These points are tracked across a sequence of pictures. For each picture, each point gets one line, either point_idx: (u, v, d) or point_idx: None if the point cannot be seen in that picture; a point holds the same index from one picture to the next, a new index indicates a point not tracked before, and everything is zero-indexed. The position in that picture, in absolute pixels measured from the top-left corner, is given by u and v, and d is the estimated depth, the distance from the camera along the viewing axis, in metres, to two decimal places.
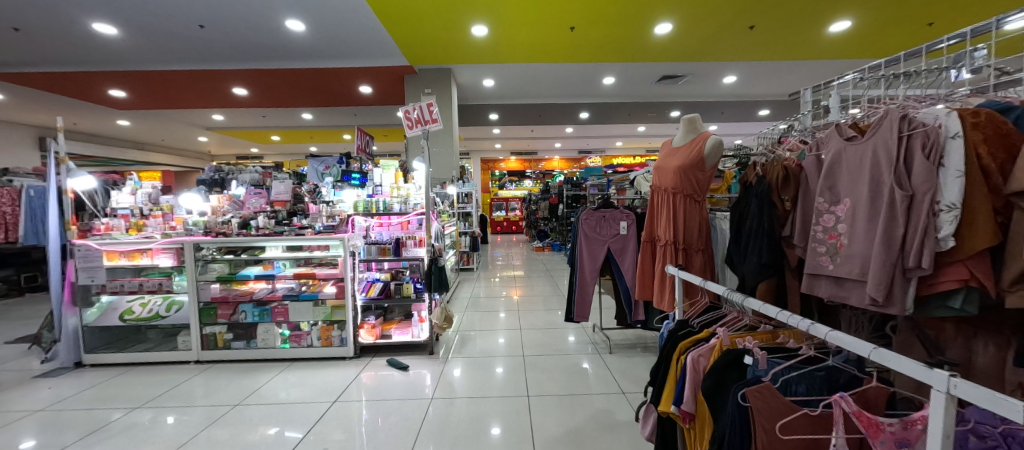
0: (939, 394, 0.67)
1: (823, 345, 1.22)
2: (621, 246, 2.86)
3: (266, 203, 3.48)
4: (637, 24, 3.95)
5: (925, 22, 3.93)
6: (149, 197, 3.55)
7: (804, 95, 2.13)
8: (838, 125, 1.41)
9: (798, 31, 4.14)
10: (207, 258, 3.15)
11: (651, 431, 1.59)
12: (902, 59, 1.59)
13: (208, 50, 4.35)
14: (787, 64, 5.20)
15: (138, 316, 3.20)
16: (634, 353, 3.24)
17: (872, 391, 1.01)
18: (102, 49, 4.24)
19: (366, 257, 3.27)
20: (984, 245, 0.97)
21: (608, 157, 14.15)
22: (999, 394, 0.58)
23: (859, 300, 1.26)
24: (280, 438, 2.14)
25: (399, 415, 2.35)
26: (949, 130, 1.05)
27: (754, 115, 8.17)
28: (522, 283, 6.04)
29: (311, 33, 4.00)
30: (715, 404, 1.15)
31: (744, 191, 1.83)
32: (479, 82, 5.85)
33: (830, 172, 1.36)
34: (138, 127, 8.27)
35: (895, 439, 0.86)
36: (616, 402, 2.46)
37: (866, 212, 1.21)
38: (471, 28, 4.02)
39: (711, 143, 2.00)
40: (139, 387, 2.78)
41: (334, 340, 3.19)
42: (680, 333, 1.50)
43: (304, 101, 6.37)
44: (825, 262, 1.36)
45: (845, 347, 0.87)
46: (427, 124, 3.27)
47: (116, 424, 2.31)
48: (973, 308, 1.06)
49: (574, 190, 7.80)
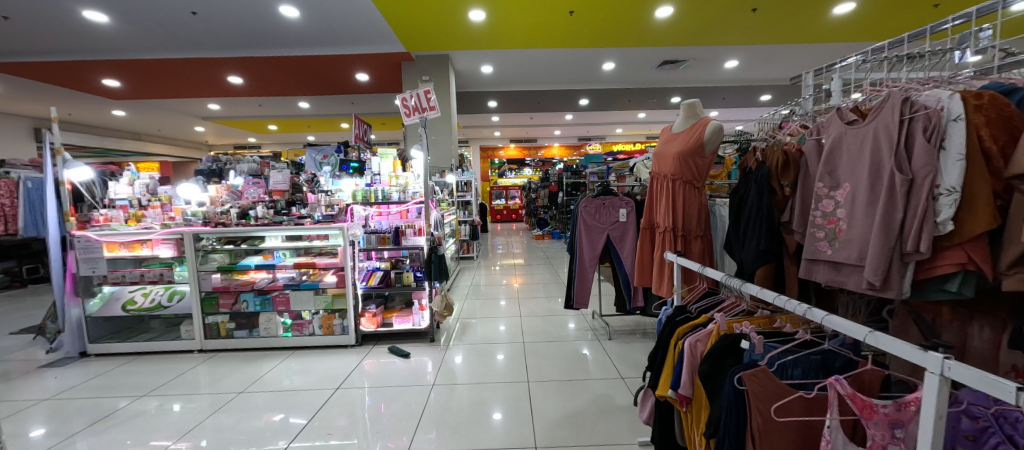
0: (933, 376, 0.68)
1: (819, 329, 1.23)
2: (620, 233, 2.86)
3: (264, 193, 3.43)
4: (638, 7, 3.85)
5: (931, 4, 3.84)
6: (147, 188, 3.50)
7: (805, 79, 2.06)
8: (839, 109, 1.39)
9: (801, 13, 4.06)
10: (207, 249, 3.16)
11: (649, 414, 1.62)
12: (906, 41, 1.53)
13: (200, 37, 4.27)
14: (791, 47, 5.09)
15: (140, 306, 3.21)
16: (634, 339, 3.27)
17: (866, 373, 1.03)
18: (93, 38, 4.17)
19: (365, 246, 3.23)
20: (984, 228, 0.97)
21: (608, 144, 14.02)
22: (993, 376, 0.60)
23: (856, 285, 1.26)
24: (284, 425, 2.18)
25: (402, 402, 2.38)
26: (951, 113, 1.03)
27: (756, 100, 8.07)
28: (522, 271, 6.06)
29: (306, 19, 3.92)
30: (711, 388, 1.17)
31: (743, 177, 1.80)
32: (478, 69, 5.77)
33: (830, 157, 1.34)
34: (133, 117, 8.16)
35: (889, 420, 0.88)
36: (615, 387, 2.50)
37: (866, 196, 1.20)
38: (467, 14, 3.96)
39: (711, 128, 1.98)
40: (145, 376, 2.81)
41: (336, 329, 3.22)
42: (678, 318, 1.51)
43: (300, 89, 6.27)
44: (824, 247, 1.35)
45: (841, 331, 0.89)
46: (425, 112, 3.21)
47: (123, 412, 2.35)
48: (970, 291, 1.06)
49: (574, 177, 7.77)
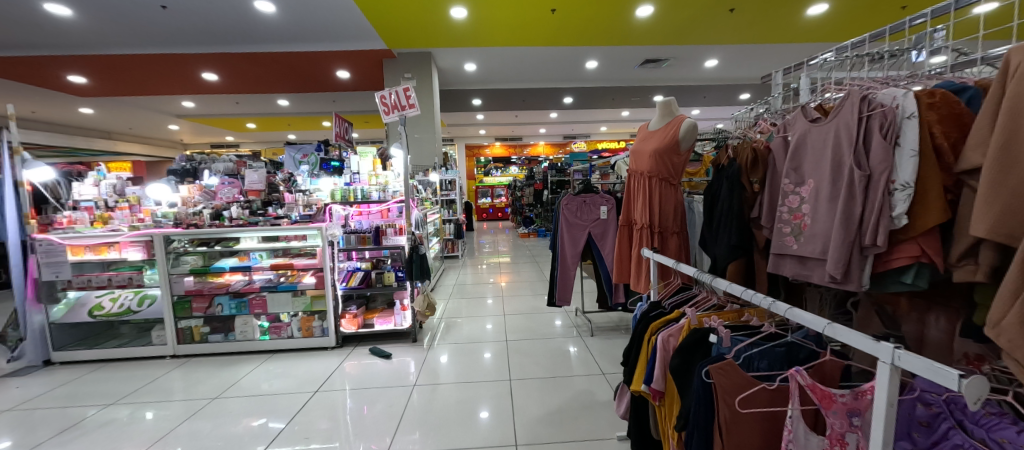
0: (885, 365, 0.70)
1: (783, 322, 1.27)
2: (601, 231, 2.88)
3: (239, 193, 3.34)
4: (619, 5, 3.87)
5: (899, 6, 4.01)
6: (114, 189, 3.37)
7: (775, 77, 2.09)
8: (804, 107, 1.42)
9: (776, 14, 4.18)
10: (179, 251, 3.05)
11: (625, 409, 1.64)
12: (866, 41, 1.57)
13: (172, 32, 4.13)
14: (769, 47, 5.21)
15: (109, 311, 3.10)
16: (615, 334, 3.31)
17: (828, 364, 1.06)
18: (57, 32, 3.99)
19: (345, 246, 3.17)
20: (935, 222, 1.01)
21: (593, 142, 14.16)
22: (938, 364, 0.62)
23: (820, 278, 1.29)
24: (263, 430, 2.13)
25: (384, 403, 2.36)
26: (905, 110, 1.07)
27: (735, 99, 8.26)
28: (508, 269, 6.07)
29: (283, 14, 3.83)
30: (682, 381, 1.19)
31: (715, 174, 1.83)
32: (461, 66, 5.73)
33: (796, 154, 1.38)
34: (101, 115, 7.84)
35: (847, 409, 0.90)
36: (597, 383, 2.52)
37: (828, 192, 1.23)
38: (449, 11, 3.93)
39: (686, 125, 2.01)
40: (115, 383, 2.71)
41: (316, 331, 3.17)
42: (652, 314, 1.53)
43: (279, 87, 6.13)
44: (790, 242, 1.38)
45: (804, 324, 0.91)
46: (404, 110, 3.17)
47: (91, 421, 2.26)
48: (924, 283, 1.10)
49: (559, 175, 7.80)
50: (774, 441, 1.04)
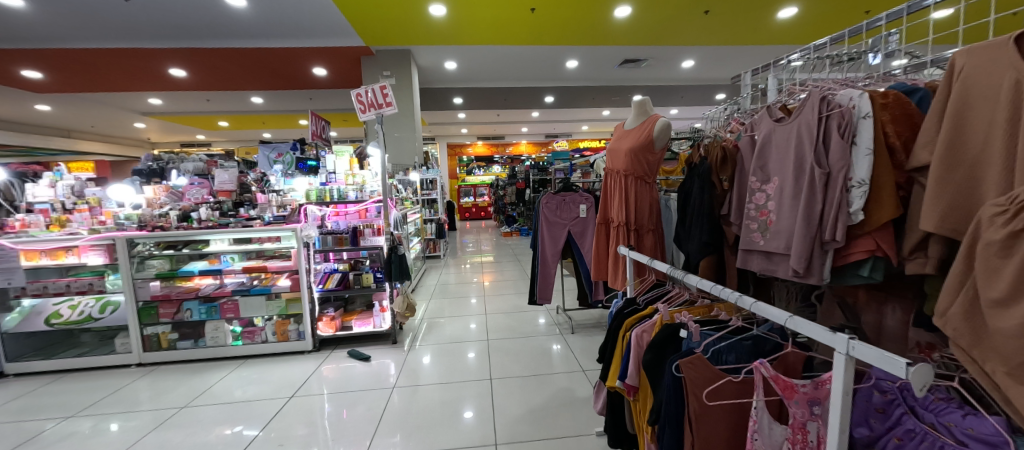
0: (840, 356, 0.73)
1: (750, 316, 1.31)
2: (580, 229, 2.91)
3: (209, 193, 3.20)
4: (597, 5, 3.90)
5: (862, 10, 4.20)
6: (72, 190, 3.21)
7: (744, 78, 2.14)
8: (769, 107, 1.47)
9: (749, 17, 4.30)
10: (143, 255, 2.91)
11: (602, 405, 1.66)
12: (827, 44, 1.63)
13: (136, 25, 3.94)
14: (743, 49, 5.36)
15: (67, 319, 2.94)
16: (595, 331, 3.35)
17: (791, 355, 1.10)
18: (7, 24, 3.75)
19: (321, 247, 3.10)
20: (888, 217, 1.06)
21: (575, 141, 14.29)
22: (888, 353, 0.65)
23: (785, 272, 1.34)
24: (236, 438, 2.07)
25: (364, 406, 2.32)
26: (861, 111, 1.12)
27: (712, 99, 8.47)
28: (490, 268, 6.06)
29: (254, 9, 3.71)
30: (655, 375, 1.21)
31: (688, 172, 1.87)
32: (441, 65, 5.67)
33: (762, 152, 1.42)
34: (60, 112, 7.42)
35: (808, 398, 0.94)
36: (578, 380, 2.55)
37: (791, 189, 1.27)
38: (428, 8, 3.88)
39: (660, 125, 2.04)
40: (75, 394, 2.58)
41: (291, 334, 3.08)
42: (627, 311, 1.55)
43: (253, 84, 5.94)
44: (757, 238, 1.42)
45: (767, 317, 0.94)
46: (381, 108, 3.11)
47: (49, 435, 2.15)
48: (879, 275, 1.15)
49: (541, 174, 7.83)
50: (742, 431, 1.07)
